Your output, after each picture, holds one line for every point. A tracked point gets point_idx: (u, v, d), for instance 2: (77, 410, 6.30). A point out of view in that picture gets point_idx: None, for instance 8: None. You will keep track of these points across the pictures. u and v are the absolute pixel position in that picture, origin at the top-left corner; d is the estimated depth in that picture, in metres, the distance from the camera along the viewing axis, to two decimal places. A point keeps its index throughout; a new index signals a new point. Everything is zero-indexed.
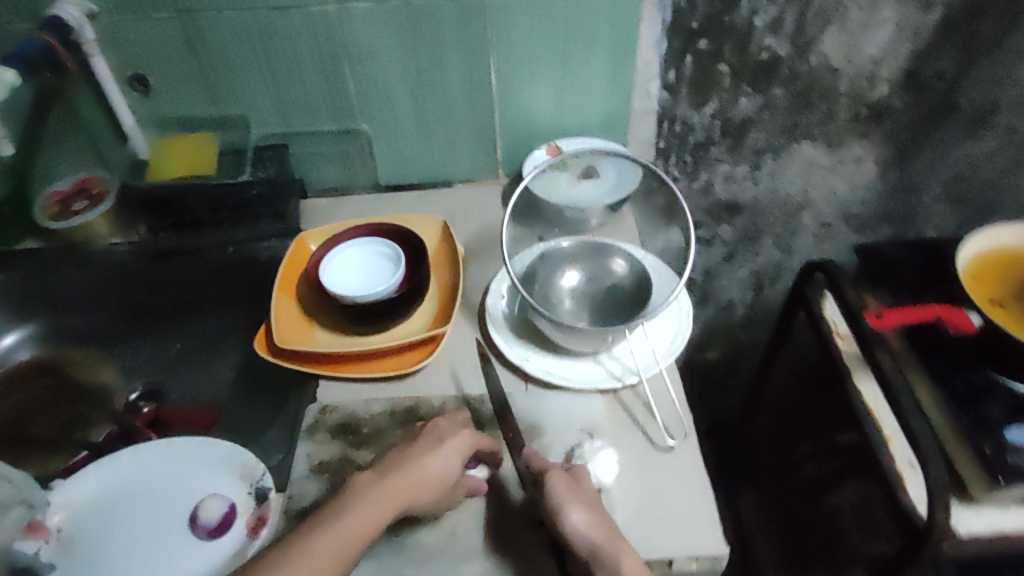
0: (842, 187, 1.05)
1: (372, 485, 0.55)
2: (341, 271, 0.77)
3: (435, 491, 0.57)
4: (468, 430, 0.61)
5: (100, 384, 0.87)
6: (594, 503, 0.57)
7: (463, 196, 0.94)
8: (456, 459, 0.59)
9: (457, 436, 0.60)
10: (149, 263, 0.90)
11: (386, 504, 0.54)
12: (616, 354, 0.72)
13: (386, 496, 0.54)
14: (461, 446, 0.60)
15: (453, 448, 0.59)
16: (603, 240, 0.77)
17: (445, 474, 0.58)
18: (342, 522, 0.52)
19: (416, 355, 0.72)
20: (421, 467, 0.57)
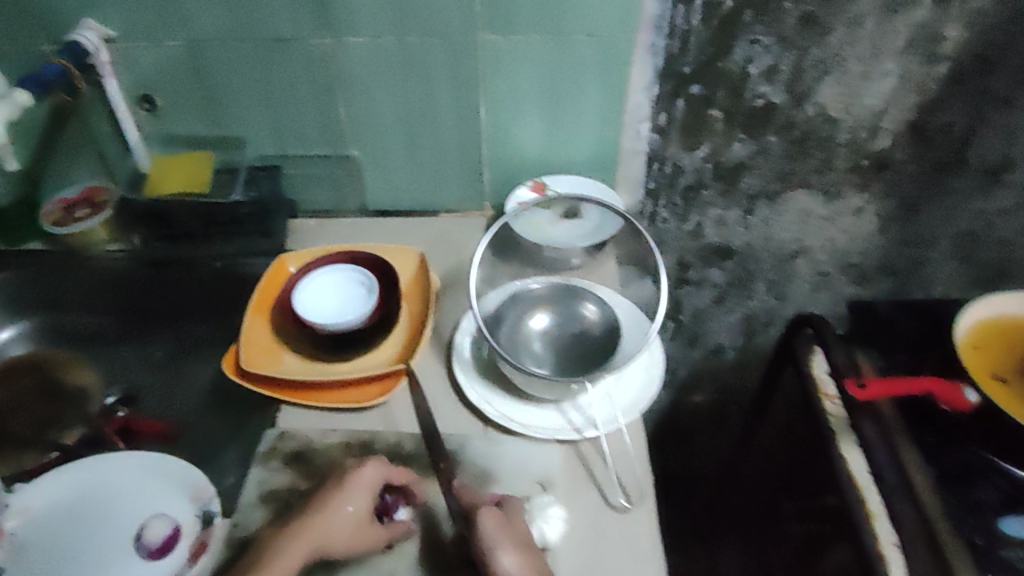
0: (840, 237, 1.02)
1: (282, 540, 0.58)
2: (313, 297, 0.76)
3: (344, 538, 0.59)
4: (369, 465, 0.62)
5: (82, 386, 0.89)
6: (523, 538, 0.58)
7: (447, 226, 0.94)
8: (359, 501, 0.60)
9: (357, 475, 0.62)
10: (144, 271, 0.92)
11: (290, 558, 0.57)
12: (580, 404, 0.72)
13: (290, 551, 0.57)
14: (364, 487, 0.61)
15: (354, 489, 0.61)
16: (575, 285, 0.76)
17: (349, 516, 0.60)
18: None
19: (379, 389, 0.72)
20: (325, 514, 0.59)
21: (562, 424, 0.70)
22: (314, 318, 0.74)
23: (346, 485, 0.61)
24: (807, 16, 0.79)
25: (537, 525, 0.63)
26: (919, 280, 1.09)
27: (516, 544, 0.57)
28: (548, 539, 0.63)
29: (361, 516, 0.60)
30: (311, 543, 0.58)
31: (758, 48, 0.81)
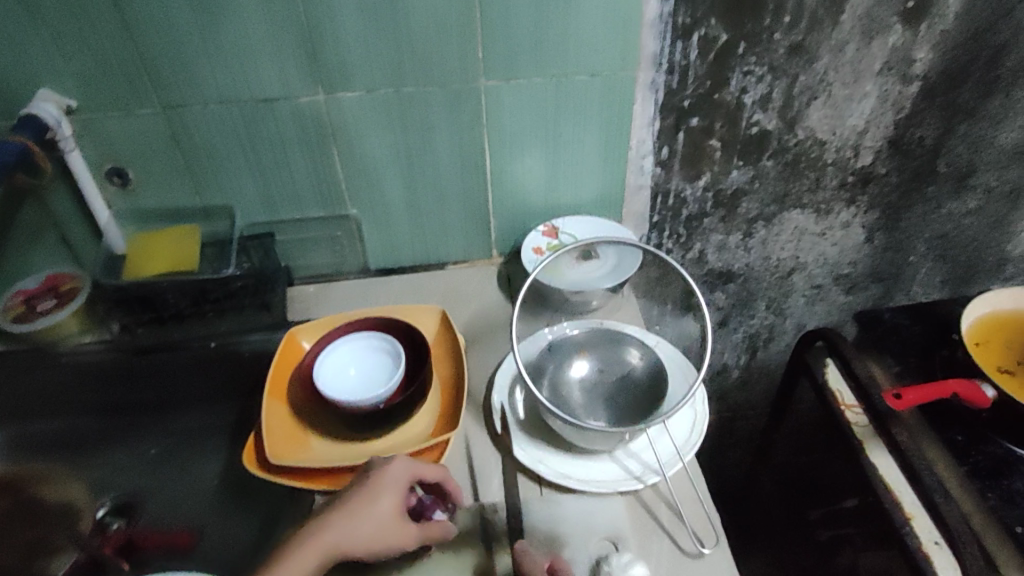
0: (831, 251, 1.05)
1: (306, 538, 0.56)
2: (336, 370, 0.73)
3: (369, 539, 0.56)
4: (395, 463, 0.59)
5: (66, 502, 0.79)
6: None
7: (457, 279, 0.92)
8: (385, 500, 0.57)
9: (381, 472, 0.59)
10: (127, 362, 0.83)
11: (305, 562, 0.55)
12: (633, 450, 0.68)
13: (308, 552, 0.55)
14: (389, 485, 0.58)
15: (378, 486, 0.58)
16: (612, 330, 0.74)
17: (373, 516, 0.57)
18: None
19: (421, 463, 0.67)
20: (351, 515, 0.56)
21: (620, 473, 0.66)
22: (340, 391, 0.70)
23: (372, 485, 0.58)
24: (795, 45, 0.81)
25: None
26: (903, 285, 1.12)
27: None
28: None
29: (387, 518, 0.57)
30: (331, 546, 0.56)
31: (752, 78, 0.83)
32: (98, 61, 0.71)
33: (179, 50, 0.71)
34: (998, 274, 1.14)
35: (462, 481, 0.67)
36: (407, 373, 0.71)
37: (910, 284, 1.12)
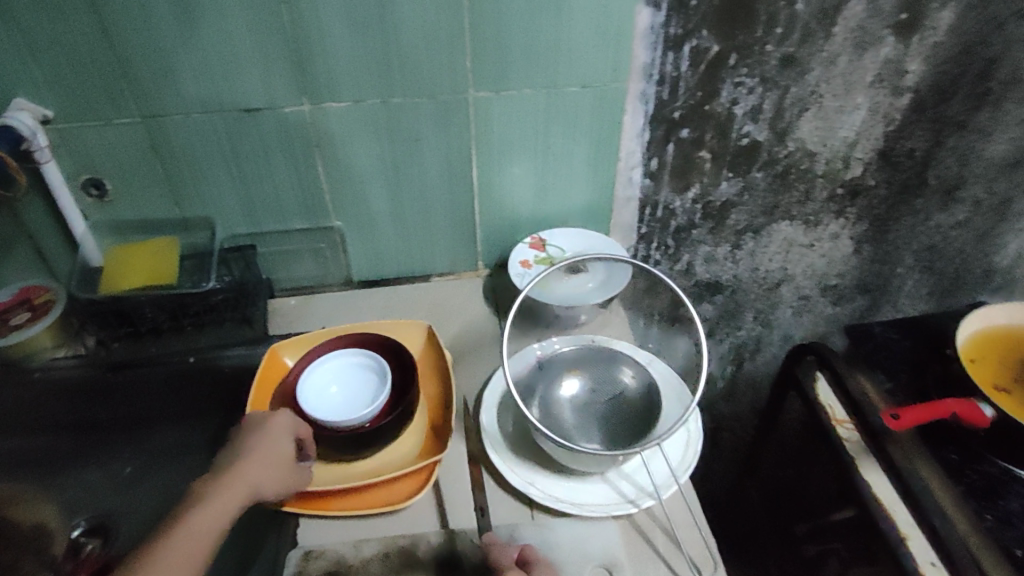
0: (820, 262, 1.05)
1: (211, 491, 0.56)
2: (318, 390, 0.70)
3: (271, 480, 0.59)
4: (283, 414, 0.63)
5: (38, 523, 0.76)
6: None
7: (442, 291, 0.90)
8: (278, 444, 0.61)
9: (271, 420, 0.62)
10: (100, 378, 0.82)
11: (219, 510, 0.55)
12: (626, 472, 0.66)
13: (219, 500, 0.55)
14: (280, 430, 0.62)
15: (270, 432, 0.61)
16: (604, 348, 0.72)
17: (272, 459, 0.60)
18: (185, 532, 0.52)
19: (410, 485, 0.65)
20: (251, 461, 0.59)
21: (613, 497, 0.64)
22: (324, 412, 0.68)
23: (264, 432, 0.61)
24: (787, 57, 0.81)
25: None
26: (890, 296, 1.12)
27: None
28: None
29: (286, 457, 0.61)
30: (240, 492, 0.56)
31: (743, 90, 0.83)
32: (70, 66, 0.68)
33: (156, 56, 0.68)
34: (984, 285, 1.14)
35: (449, 506, 0.65)
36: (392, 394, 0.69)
37: (896, 295, 1.12)
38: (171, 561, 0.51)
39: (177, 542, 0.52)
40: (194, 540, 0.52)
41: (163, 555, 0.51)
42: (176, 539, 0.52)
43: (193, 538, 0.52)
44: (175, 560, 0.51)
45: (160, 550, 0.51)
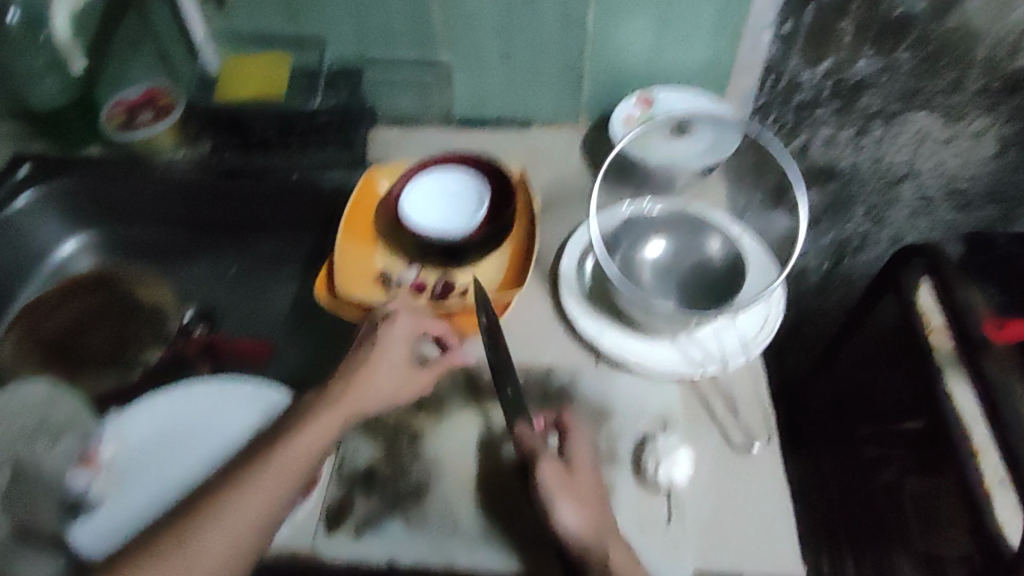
0: (954, 163, 0.94)
1: (321, 406, 0.57)
2: (421, 201, 0.75)
3: (385, 392, 0.59)
4: (401, 319, 0.62)
5: (155, 302, 0.88)
6: (595, 497, 0.55)
7: (540, 140, 0.87)
8: (395, 353, 0.60)
9: (388, 328, 0.61)
10: (216, 182, 0.86)
11: (323, 423, 0.56)
12: (698, 339, 0.66)
13: (328, 417, 0.56)
14: (397, 339, 0.61)
15: (387, 341, 0.60)
16: (697, 214, 0.71)
17: (388, 371, 0.59)
18: (288, 449, 0.54)
19: (485, 317, 0.68)
20: (365, 374, 0.59)
21: (679, 359, 0.65)
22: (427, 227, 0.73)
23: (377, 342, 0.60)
24: None
25: (661, 467, 0.58)
26: None
27: (579, 499, 0.53)
28: (675, 482, 0.58)
29: (405, 364, 0.60)
30: (349, 408, 0.57)
31: None
32: None
33: None
34: None
35: (517, 343, 0.68)
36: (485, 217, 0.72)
37: None
38: (275, 480, 0.53)
39: (285, 460, 0.54)
40: (298, 459, 0.54)
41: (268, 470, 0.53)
42: (281, 456, 0.54)
43: (298, 455, 0.54)
44: (278, 479, 0.53)
45: (259, 465, 0.53)
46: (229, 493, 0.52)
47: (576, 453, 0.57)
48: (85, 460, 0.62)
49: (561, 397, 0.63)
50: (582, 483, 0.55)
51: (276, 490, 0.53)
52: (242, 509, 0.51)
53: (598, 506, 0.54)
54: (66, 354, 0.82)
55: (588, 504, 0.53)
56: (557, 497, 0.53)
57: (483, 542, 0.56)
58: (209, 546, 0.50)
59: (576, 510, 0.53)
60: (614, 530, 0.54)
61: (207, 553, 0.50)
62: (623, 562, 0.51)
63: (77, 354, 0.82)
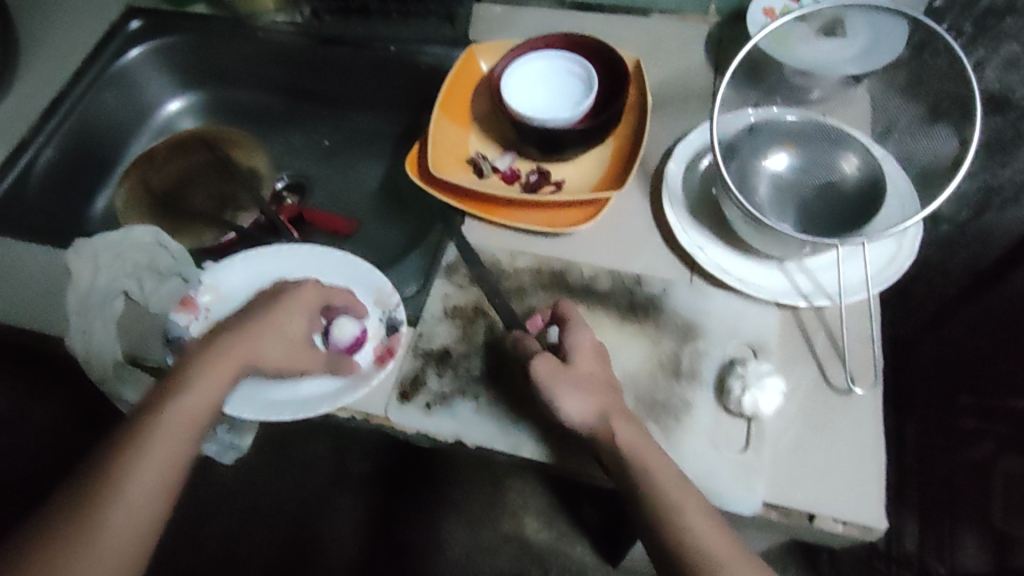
0: None
1: (206, 358, 0.51)
2: (520, 85, 0.69)
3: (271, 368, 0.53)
4: (307, 286, 0.57)
5: (252, 168, 0.89)
6: (599, 382, 0.52)
7: (659, 30, 0.78)
8: (291, 324, 0.55)
9: (290, 297, 0.55)
10: (314, 47, 0.82)
11: (218, 373, 0.50)
12: (808, 267, 0.60)
13: (211, 376, 0.50)
14: (294, 308, 0.55)
15: (285, 310, 0.55)
16: (836, 125, 0.62)
17: (272, 340, 0.53)
18: (186, 403, 0.49)
19: (576, 215, 0.64)
20: (251, 334, 0.53)
21: (784, 286, 0.59)
22: (524, 110, 0.67)
23: (281, 302, 0.55)
24: None
25: (748, 392, 0.53)
26: None
27: (581, 385, 0.51)
28: (760, 411, 0.53)
29: (300, 335, 0.55)
30: (231, 368, 0.51)
31: None
32: None
33: None
34: None
35: (608, 245, 0.63)
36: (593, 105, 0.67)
37: None
38: (164, 445, 0.47)
39: (169, 427, 0.48)
40: (190, 416, 0.49)
41: (157, 434, 0.47)
42: (171, 418, 0.48)
43: (187, 417, 0.48)
44: (164, 450, 0.47)
45: (161, 422, 0.48)
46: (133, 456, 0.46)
47: (572, 337, 0.54)
48: (184, 302, 0.64)
49: (645, 306, 0.59)
50: (577, 369, 0.52)
51: (168, 457, 0.47)
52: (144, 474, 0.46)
53: (603, 388, 0.51)
54: (169, 206, 0.83)
55: (590, 387, 0.51)
56: (558, 388, 0.50)
57: (550, 447, 0.54)
58: (117, 524, 0.44)
59: (578, 397, 0.50)
60: (621, 407, 0.51)
61: (114, 532, 0.44)
62: (631, 433, 0.49)
63: (176, 208, 0.83)
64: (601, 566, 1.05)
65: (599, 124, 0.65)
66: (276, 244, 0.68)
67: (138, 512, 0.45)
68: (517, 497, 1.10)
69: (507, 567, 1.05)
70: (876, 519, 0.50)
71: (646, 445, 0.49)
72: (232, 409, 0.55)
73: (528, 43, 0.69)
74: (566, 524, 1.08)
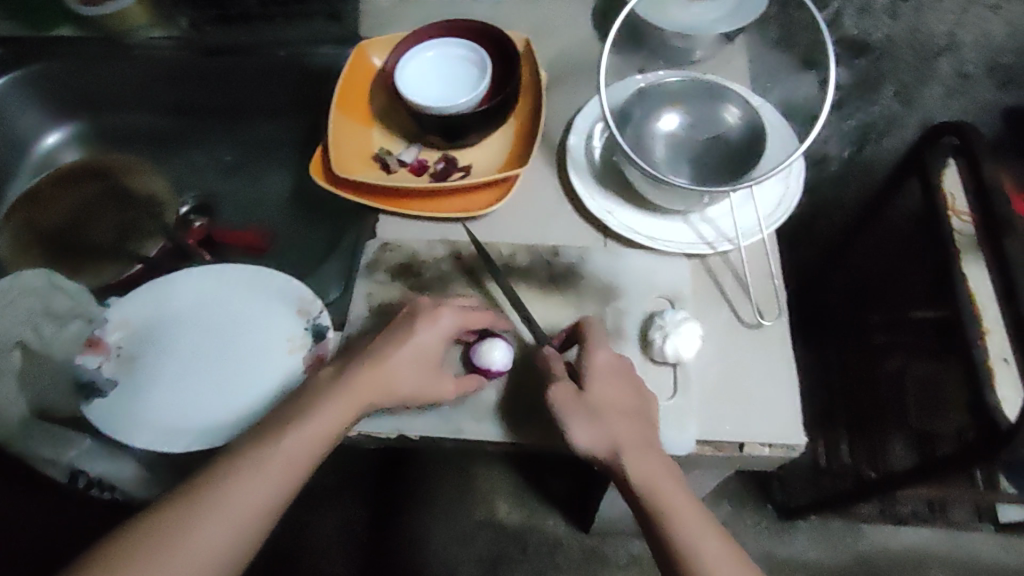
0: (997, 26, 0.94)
1: (339, 383, 0.50)
2: (415, 76, 0.69)
3: (412, 393, 0.52)
4: (445, 311, 0.53)
5: (150, 192, 0.84)
6: (637, 408, 0.51)
7: (546, 7, 0.79)
8: (435, 351, 0.53)
9: (433, 321, 0.53)
10: (199, 60, 0.79)
11: (342, 401, 0.49)
12: (709, 216, 0.64)
13: (327, 411, 0.49)
14: (445, 334, 0.53)
15: (430, 335, 0.52)
16: (716, 81, 0.66)
17: (417, 372, 0.52)
18: (309, 425, 0.48)
19: (487, 198, 0.65)
20: (383, 364, 0.51)
21: (690, 237, 0.63)
22: (420, 100, 0.67)
23: (431, 326, 0.53)
24: None
25: (668, 340, 0.56)
26: None
27: (597, 417, 0.50)
28: (683, 357, 0.56)
29: (432, 360, 0.52)
30: (359, 405, 0.50)
31: None
32: None
33: None
34: None
35: (522, 221, 0.65)
36: (488, 89, 0.68)
37: None
38: (267, 472, 0.46)
39: (277, 457, 0.47)
40: (306, 447, 0.48)
41: (271, 451, 0.47)
42: (288, 440, 0.47)
43: (304, 440, 0.48)
44: (272, 475, 0.46)
45: (281, 440, 0.47)
46: (233, 476, 0.45)
47: (592, 360, 0.52)
48: (91, 343, 0.62)
49: (566, 276, 0.61)
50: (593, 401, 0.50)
51: (262, 486, 0.46)
52: (250, 496, 0.45)
53: (636, 418, 0.51)
54: (66, 246, 0.79)
55: (617, 416, 0.50)
56: (567, 416, 0.50)
57: (492, 426, 0.55)
58: (200, 541, 0.43)
59: (590, 428, 0.50)
60: (651, 441, 0.51)
61: (203, 549, 0.43)
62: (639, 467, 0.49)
63: (73, 244, 0.79)
64: (573, 534, 1.09)
65: (498, 104, 0.66)
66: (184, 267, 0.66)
67: (233, 532, 0.44)
68: (485, 483, 1.12)
69: (485, 551, 1.08)
70: (799, 437, 0.54)
71: (643, 456, 0.49)
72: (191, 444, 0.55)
73: (417, 35, 0.70)
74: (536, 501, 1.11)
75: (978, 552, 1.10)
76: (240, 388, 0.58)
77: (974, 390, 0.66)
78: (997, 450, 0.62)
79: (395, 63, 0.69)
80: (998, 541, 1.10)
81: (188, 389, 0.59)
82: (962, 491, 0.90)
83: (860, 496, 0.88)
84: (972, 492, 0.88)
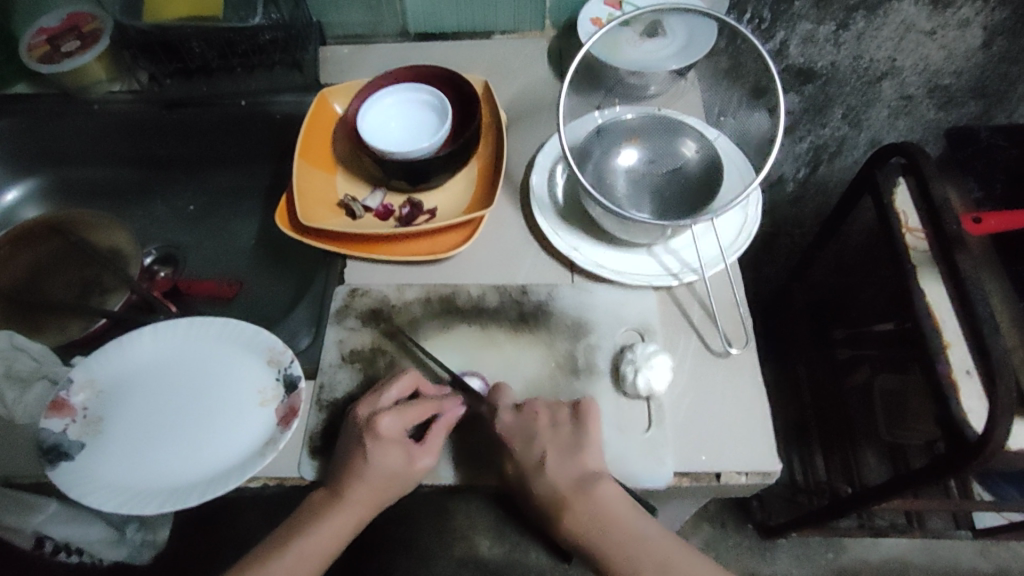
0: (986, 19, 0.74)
1: (332, 506, 0.52)
2: (378, 122, 0.70)
3: (404, 482, 0.52)
4: (384, 422, 0.52)
5: (114, 247, 0.80)
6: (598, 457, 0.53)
7: (504, 49, 0.81)
8: (390, 454, 0.52)
9: (376, 438, 0.52)
10: (159, 112, 0.80)
11: (340, 521, 0.52)
12: (674, 248, 0.65)
13: (327, 527, 0.52)
14: (390, 443, 0.52)
15: (378, 450, 0.52)
16: (672, 116, 0.67)
17: (390, 472, 0.52)
18: (304, 545, 0.52)
19: (455, 240, 0.66)
20: (360, 480, 0.52)
21: (656, 268, 0.64)
22: (382, 146, 0.67)
23: (378, 446, 0.52)
24: None
25: (640, 374, 0.56)
26: None
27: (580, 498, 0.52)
28: (655, 388, 0.56)
29: (399, 466, 0.52)
30: (358, 514, 0.52)
31: None
32: None
33: None
34: None
35: (489, 262, 0.66)
36: (451, 131, 0.69)
37: None
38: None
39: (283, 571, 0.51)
40: (308, 562, 0.52)
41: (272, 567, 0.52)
42: (285, 562, 0.52)
43: (301, 561, 0.52)
44: None
45: (279, 561, 0.52)
46: None
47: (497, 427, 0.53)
48: (56, 406, 0.59)
49: (534, 313, 0.62)
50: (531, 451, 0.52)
51: None
52: None
53: (581, 464, 0.52)
54: (26, 303, 0.75)
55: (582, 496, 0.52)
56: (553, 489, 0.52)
57: (470, 474, 0.55)
58: None
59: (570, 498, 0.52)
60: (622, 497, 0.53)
61: None
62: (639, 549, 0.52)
63: (32, 303, 0.75)
64: (557, 568, 1.08)
65: (460, 146, 0.67)
66: (150, 322, 0.65)
67: None
68: (462, 521, 1.11)
69: None
70: (773, 463, 0.55)
71: (612, 518, 0.52)
72: (171, 505, 0.54)
73: (377, 83, 0.71)
74: (517, 535, 1.10)
75: (955, 560, 1.11)
76: (214, 443, 0.57)
77: (943, 405, 0.67)
78: (971, 461, 0.62)
79: (357, 112, 0.70)
80: (974, 548, 1.12)
81: (160, 448, 0.57)
82: (940, 503, 0.89)
83: (840, 512, 0.87)
84: (948, 504, 0.88)
